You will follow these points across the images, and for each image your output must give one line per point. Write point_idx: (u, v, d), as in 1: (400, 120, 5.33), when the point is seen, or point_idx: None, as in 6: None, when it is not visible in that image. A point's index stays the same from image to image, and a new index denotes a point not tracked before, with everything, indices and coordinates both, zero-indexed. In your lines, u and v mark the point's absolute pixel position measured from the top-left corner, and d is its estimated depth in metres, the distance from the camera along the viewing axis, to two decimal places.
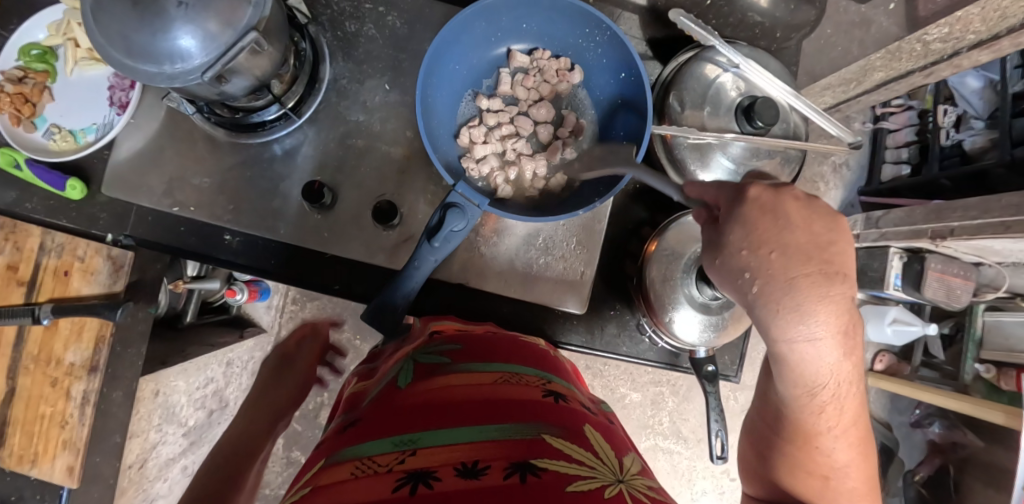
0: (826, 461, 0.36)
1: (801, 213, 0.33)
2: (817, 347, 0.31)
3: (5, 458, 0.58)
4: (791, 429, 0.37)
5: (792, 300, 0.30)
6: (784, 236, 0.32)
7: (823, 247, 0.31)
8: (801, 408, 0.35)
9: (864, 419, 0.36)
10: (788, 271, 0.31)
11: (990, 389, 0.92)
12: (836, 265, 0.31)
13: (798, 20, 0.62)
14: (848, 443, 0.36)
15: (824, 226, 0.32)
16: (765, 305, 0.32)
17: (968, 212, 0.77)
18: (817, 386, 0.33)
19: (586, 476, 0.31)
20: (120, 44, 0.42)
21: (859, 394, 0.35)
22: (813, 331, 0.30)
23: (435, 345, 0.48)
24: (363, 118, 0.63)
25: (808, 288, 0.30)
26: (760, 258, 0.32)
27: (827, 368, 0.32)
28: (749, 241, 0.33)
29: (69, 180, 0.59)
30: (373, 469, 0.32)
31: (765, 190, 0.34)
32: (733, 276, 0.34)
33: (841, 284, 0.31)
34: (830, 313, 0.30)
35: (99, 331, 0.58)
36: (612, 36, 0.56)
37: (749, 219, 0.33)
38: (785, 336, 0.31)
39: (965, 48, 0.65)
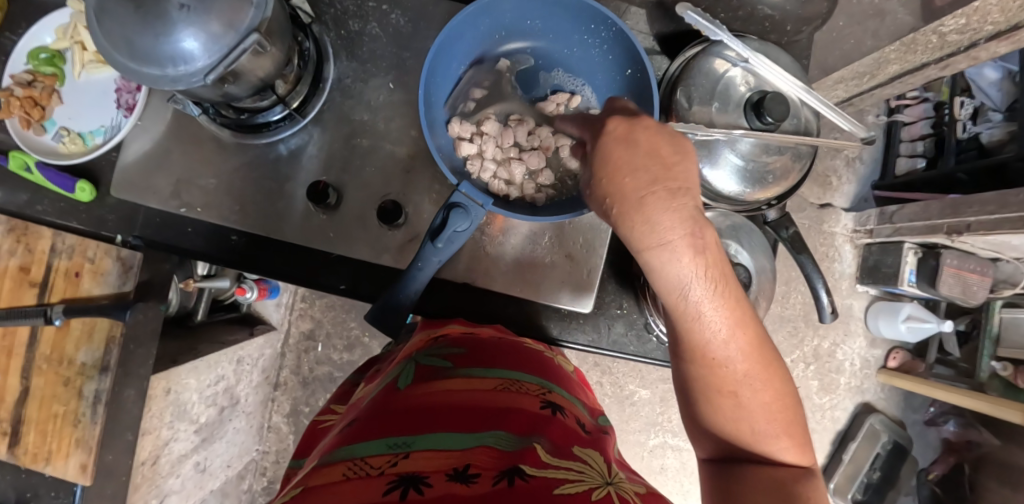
0: (730, 376, 0.34)
1: (651, 138, 0.35)
2: (671, 252, 0.32)
3: (19, 456, 0.58)
4: (684, 348, 0.35)
5: (641, 213, 0.33)
6: (631, 165, 0.34)
7: (667, 166, 0.34)
8: (680, 317, 0.34)
9: (757, 323, 0.35)
10: (636, 191, 0.34)
11: (1007, 388, 0.89)
12: (680, 182, 0.34)
13: (810, 13, 0.61)
14: (745, 351, 0.34)
15: (671, 151, 0.35)
16: (624, 224, 0.34)
17: (986, 206, 0.76)
18: (683, 288, 0.33)
19: (574, 480, 0.31)
20: (124, 47, 0.42)
21: (738, 297, 0.34)
22: (662, 236, 0.32)
23: (439, 347, 0.48)
24: (368, 118, 0.63)
25: (652, 201, 0.33)
26: (615, 181, 0.35)
27: (689, 273, 0.33)
28: (605, 169, 0.35)
29: (78, 182, 0.59)
30: (364, 470, 0.32)
31: (620, 121, 0.36)
32: (598, 204, 0.37)
33: (684, 197, 0.33)
34: (673, 219, 0.32)
35: (110, 332, 0.59)
36: (617, 32, 0.55)
37: (607, 149, 0.35)
38: (642, 245, 0.33)
39: (983, 39, 0.63)
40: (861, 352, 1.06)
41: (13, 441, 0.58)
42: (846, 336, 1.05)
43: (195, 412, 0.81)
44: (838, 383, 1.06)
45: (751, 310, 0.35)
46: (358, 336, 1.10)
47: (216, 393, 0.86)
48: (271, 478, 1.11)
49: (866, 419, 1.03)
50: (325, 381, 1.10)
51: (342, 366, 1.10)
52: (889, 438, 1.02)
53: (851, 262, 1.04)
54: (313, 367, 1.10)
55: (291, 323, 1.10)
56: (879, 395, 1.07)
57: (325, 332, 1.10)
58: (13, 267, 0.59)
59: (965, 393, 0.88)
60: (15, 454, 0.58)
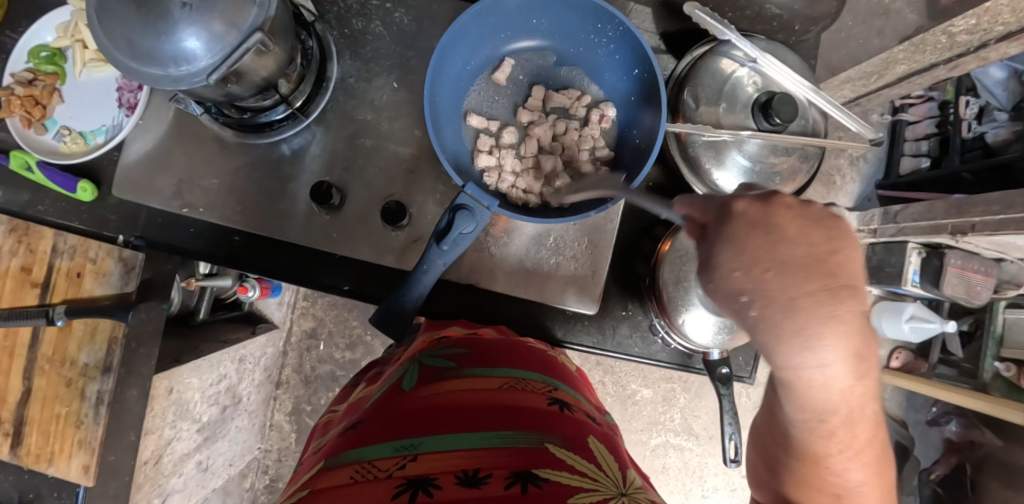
0: (840, 483, 0.32)
1: (797, 223, 0.30)
2: (826, 373, 0.28)
3: (21, 456, 0.58)
4: (799, 451, 0.33)
5: (791, 323, 0.27)
6: (777, 253, 0.29)
7: (823, 259, 0.28)
8: (806, 427, 0.31)
9: (882, 434, 0.33)
10: (786, 293, 0.27)
11: (1010, 387, 0.89)
12: (840, 280, 0.28)
13: (818, 13, 0.60)
14: (863, 462, 0.32)
15: (824, 238, 0.29)
16: (767, 330, 0.28)
17: (990, 207, 0.75)
18: (828, 411, 0.30)
19: (588, 488, 0.31)
20: (125, 47, 0.42)
21: (874, 412, 0.31)
22: (820, 357, 0.27)
23: (442, 347, 0.47)
24: (372, 117, 0.62)
25: (812, 310, 0.27)
26: (752, 279, 0.29)
27: (839, 392, 0.29)
28: (742, 259, 0.30)
29: (80, 181, 0.59)
30: (373, 473, 0.32)
31: (751, 202, 0.31)
32: (726, 299, 0.31)
33: (850, 300, 0.27)
34: (838, 337, 0.27)
35: (111, 332, 0.59)
36: (625, 31, 0.55)
37: (740, 240, 0.30)
38: (789, 363, 0.28)
39: (994, 39, 0.62)
40: None
41: (15, 442, 0.58)
42: None
43: (197, 412, 0.80)
44: None
45: (879, 416, 0.32)
46: (360, 334, 1.10)
47: (218, 392, 0.86)
48: (273, 477, 1.11)
49: None
50: (327, 380, 1.10)
51: (344, 364, 1.10)
52: (892, 438, 1.02)
53: None
54: (315, 365, 1.10)
55: (293, 322, 1.10)
56: (881, 395, 1.06)
57: (327, 330, 1.10)
58: (15, 266, 0.59)
59: (969, 394, 0.87)
60: (17, 455, 0.58)
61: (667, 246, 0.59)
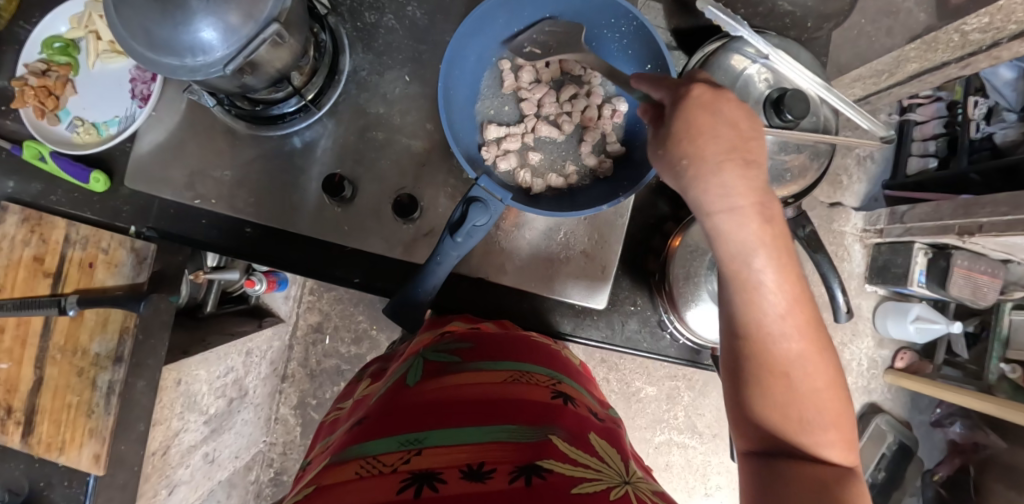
0: (784, 354, 0.33)
1: (734, 110, 0.36)
2: (741, 218, 0.34)
3: (33, 445, 0.58)
4: (738, 320, 0.35)
5: (716, 177, 0.35)
6: (714, 128, 0.35)
7: (745, 139, 0.36)
8: (738, 284, 0.34)
9: (814, 311, 0.34)
10: (713, 157, 0.35)
11: (1015, 389, 0.88)
12: (755, 154, 0.35)
13: (831, 9, 0.61)
14: (801, 333, 0.33)
15: (748, 124, 0.36)
16: (697, 184, 0.35)
17: (997, 208, 0.75)
18: (746, 253, 0.34)
19: (591, 479, 0.31)
20: (142, 37, 0.42)
21: (796, 274, 0.34)
22: (733, 201, 0.34)
23: (446, 342, 0.47)
24: (384, 110, 0.62)
25: (730, 167, 0.34)
26: (694, 144, 0.36)
27: (752, 237, 0.34)
28: (688, 133, 0.36)
29: (92, 172, 0.59)
30: (377, 468, 0.32)
31: (706, 90, 0.37)
32: (673, 170, 0.37)
33: (757, 170, 0.35)
34: (745, 185, 0.34)
35: (123, 323, 0.59)
36: (638, 26, 0.55)
37: (689, 116, 0.36)
38: (714, 208, 0.35)
39: (1006, 39, 0.61)
40: (869, 352, 1.05)
41: (27, 430, 0.58)
42: (854, 336, 1.04)
43: (205, 404, 0.81)
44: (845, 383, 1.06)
45: (808, 291, 0.35)
46: (365, 329, 1.10)
47: (226, 384, 0.86)
48: (278, 470, 1.12)
49: (872, 420, 1.03)
50: (332, 374, 1.11)
51: (349, 359, 1.10)
52: (895, 439, 1.02)
53: (861, 262, 1.03)
54: (320, 359, 1.11)
55: (299, 316, 1.10)
56: (886, 396, 1.06)
57: (333, 325, 1.10)
58: (28, 256, 0.59)
59: (973, 394, 0.87)
60: (29, 443, 0.58)
61: (676, 241, 0.59)
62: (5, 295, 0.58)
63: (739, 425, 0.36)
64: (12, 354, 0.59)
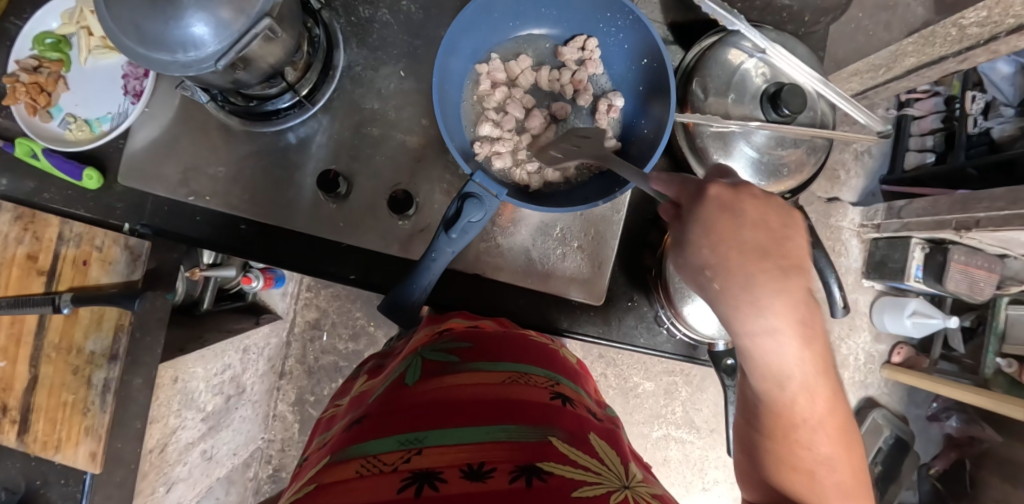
0: (811, 456, 0.35)
1: (759, 211, 0.34)
2: (777, 338, 0.32)
3: (29, 443, 0.58)
4: (768, 421, 0.36)
5: (738, 298, 0.32)
6: (737, 231, 0.33)
7: (778, 242, 0.33)
8: (774, 402, 0.35)
9: (844, 409, 0.36)
10: (744, 268, 0.32)
11: (1011, 383, 0.89)
12: (792, 259, 0.32)
13: (828, 4, 0.59)
14: (830, 436, 0.35)
15: (781, 222, 0.34)
16: (725, 300, 0.33)
17: (995, 203, 0.75)
18: (785, 377, 0.34)
19: (592, 482, 0.31)
20: (133, 33, 0.42)
21: (831, 384, 0.35)
22: (769, 323, 0.32)
23: (445, 341, 0.46)
24: (378, 106, 0.62)
25: (766, 281, 0.32)
26: (714, 254, 0.34)
27: (791, 361, 0.33)
28: (708, 238, 0.34)
29: (85, 169, 0.59)
30: (377, 467, 0.31)
31: (724, 189, 0.35)
32: (694, 276, 0.35)
33: (797, 276, 0.32)
34: (784, 305, 0.31)
35: (118, 320, 0.59)
36: (635, 20, 0.55)
37: (709, 218, 0.34)
38: (745, 329, 0.32)
39: (1004, 32, 0.61)
40: (866, 347, 1.05)
41: (22, 429, 0.58)
42: (851, 331, 1.05)
43: (202, 401, 0.81)
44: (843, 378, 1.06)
45: (840, 393, 0.36)
46: (363, 325, 1.10)
47: (223, 381, 0.86)
48: (276, 466, 1.12)
49: (869, 414, 1.04)
50: (330, 370, 1.11)
51: (347, 355, 1.10)
52: (892, 433, 1.03)
53: (858, 257, 1.03)
54: (318, 356, 1.11)
55: (296, 313, 1.10)
56: (882, 390, 1.07)
57: (330, 321, 1.10)
58: (21, 254, 0.59)
59: (969, 388, 0.87)
60: (25, 442, 0.58)
61: (675, 235, 0.59)
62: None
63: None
64: (8, 352, 0.59)
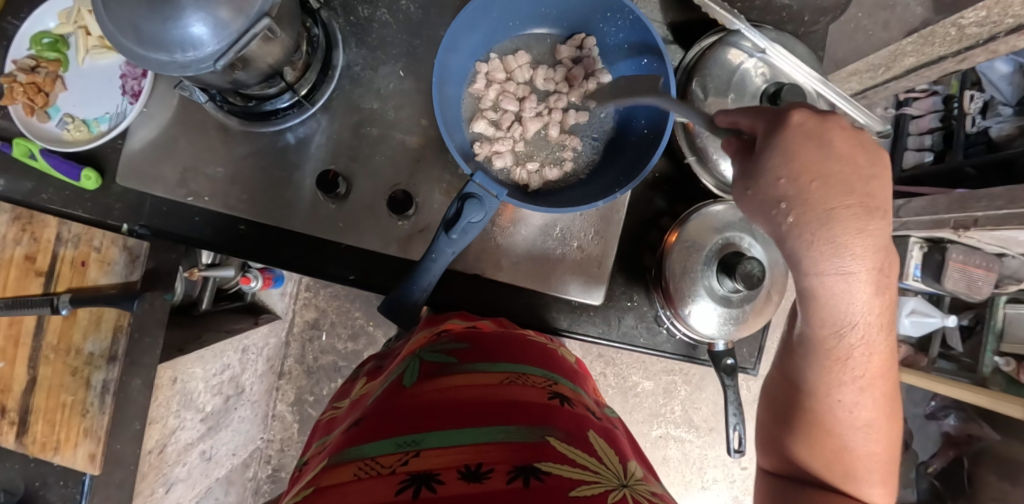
0: (848, 419, 0.38)
1: (848, 142, 0.37)
2: (850, 283, 0.35)
3: (28, 444, 0.58)
4: (814, 378, 0.39)
5: (816, 236, 0.35)
6: (825, 165, 0.36)
7: (863, 181, 0.36)
8: (826, 355, 0.38)
9: (892, 381, 0.39)
10: (828, 202, 0.35)
11: (1010, 382, 0.90)
12: (876, 202, 0.36)
13: (828, 4, 0.59)
14: (874, 402, 0.38)
15: (866, 158, 0.37)
16: (800, 236, 0.36)
17: (993, 201, 0.74)
18: (845, 326, 0.36)
19: (590, 481, 0.31)
20: (131, 33, 0.41)
21: (886, 348, 0.38)
22: (846, 264, 0.35)
23: (443, 342, 0.46)
24: (378, 106, 0.62)
25: (848, 217, 0.35)
26: (798, 179, 0.36)
27: (856, 305, 0.36)
28: (789, 169, 0.37)
29: (83, 170, 0.59)
30: (375, 469, 0.31)
31: (810, 117, 0.37)
32: (768, 207, 0.38)
33: (879, 218, 0.35)
34: (864, 247, 0.35)
35: (117, 321, 0.58)
36: (634, 20, 0.54)
37: (792, 145, 0.36)
38: (817, 268, 0.35)
39: (1003, 33, 0.63)
40: None
41: (21, 430, 0.58)
42: None
43: (201, 401, 0.81)
44: None
45: (895, 361, 0.39)
46: (362, 325, 1.10)
47: (222, 381, 0.86)
48: (275, 466, 1.12)
49: None
50: (329, 370, 1.11)
51: (346, 355, 1.10)
52: None
53: None
54: (317, 356, 1.11)
55: (295, 313, 1.10)
56: None
57: (329, 321, 1.10)
58: (19, 255, 0.58)
59: (967, 387, 0.88)
60: (24, 443, 0.58)
61: (673, 235, 0.60)
62: None
63: (777, 461, 0.43)
64: (6, 353, 0.58)
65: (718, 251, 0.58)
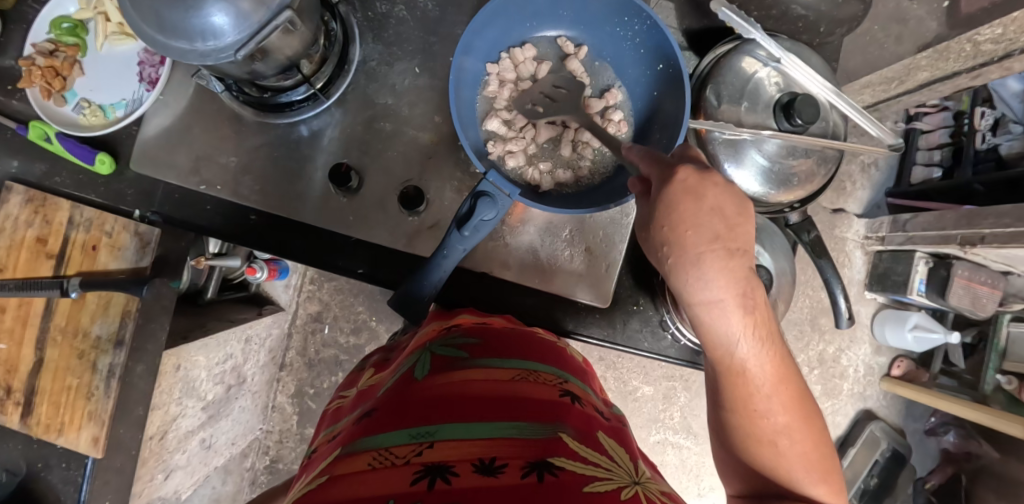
0: (768, 426, 0.36)
1: (720, 195, 0.35)
2: (721, 309, 0.34)
3: (32, 426, 0.58)
4: (728, 396, 0.37)
5: (683, 273, 0.35)
6: (698, 218, 0.34)
7: (731, 226, 0.34)
8: (727, 371, 0.36)
9: (797, 381, 0.36)
10: (696, 249, 0.34)
11: (1011, 401, 0.88)
12: (740, 242, 0.34)
13: (844, 14, 0.60)
14: (786, 407, 0.36)
15: (737, 211, 0.35)
16: (677, 275, 0.35)
17: (1001, 219, 0.74)
18: (731, 344, 0.35)
19: (602, 478, 0.31)
20: (153, 20, 0.42)
21: (780, 355, 0.36)
22: (713, 295, 0.34)
23: (453, 337, 0.46)
24: (392, 102, 0.62)
25: (711, 261, 0.33)
26: (676, 230, 0.35)
27: (733, 327, 0.34)
28: (670, 219, 0.35)
29: (98, 154, 0.59)
30: (390, 460, 0.31)
31: (692, 173, 0.35)
32: (653, 250, 0.37)
33: (740, 258, 0.34)
34: (727, 277, 0.33)
35: (124, 307, 0.59)
36: (651, 25, 0.54)
37: (672, 201, 0.35)
38: (692, 300, 0.35)
39: (1018, 50, 0.61)
40: (866, 359, 1.06)
41: (25, 411, 0.58)
42: (851, 343, 1.05)
43: (203, 389, 0.81)
44: (841, 389, 1.06)
45: (790, 360, 0.37)
46: (365, 320, 1.10)
47: (224, 371, 0.86)
48: (273, 457, 1.12)
49: (866, 426, 1.04)
50: (331, 364, 1.11)
51: (348, 349, 1.10)
52: (889, 446, 1.03)
53: (861, 269, 1.03)
54: (319, 349, 1.11)
55: (299, 305, 1.11)
56: (881, 403, 1.07)
57: (332, 315, 1.10)
58: (30, 237, 0.59)
59: (970, 404, 0.87)
60: (28, 424, 0.58)
61: None
62: (6, 275, 0.58)
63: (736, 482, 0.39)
64: (13, 334, 0.59)
65: None
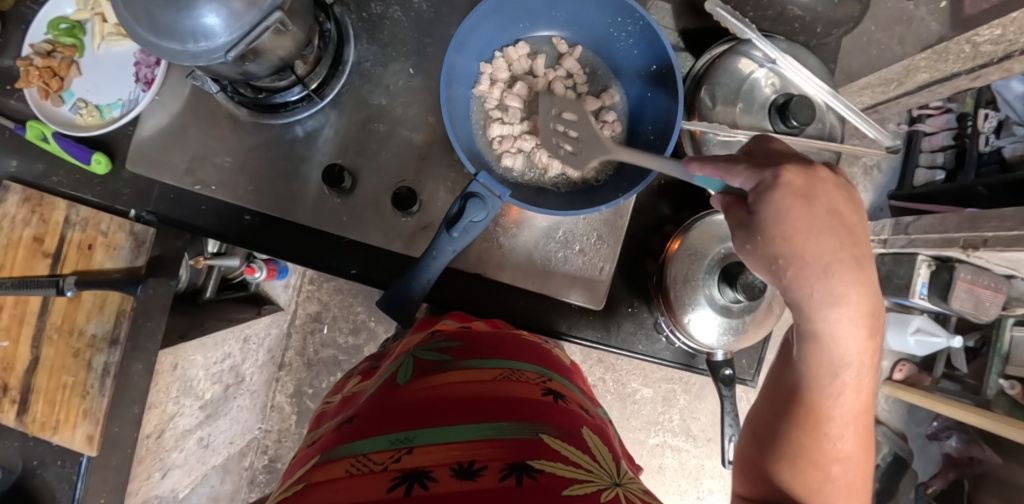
0: (831, 449, 0.39)
1: (835, 198, 0.36)
2: (844, 326, 0.36)
3: (28, 423, 0.58)
4: (801, 414, 0.39)
5: (814, 297, 0.36)
6: (817, 228, 0.35)
7: (851, 231, 0.36)
8: (816, 384, 0.38)
9: (868, 417, 0.40)
10: (821, 256, 0.35)
11: (1014, 405, 0.88)
12: (862, 249, 0.36)
13: (841, 15, 0.59)
14: (850, 438, 0.39)
15: (848, 212, 0.37)
16: (800, 284, 0.36)
17: (1004, 222, 0.73)
18: (837, 361, 0.37)
19: (581, 480, 0.31)
20: (145, 20, 0.42)
21: (868, 387, 0.39)
22: (840, 306, 0.35)
23: (437, 341, 0.45)
24: (386, 102, 0.62)
25: (842, 267, 0.35)
26: (809, 241, 0.35)
27: (848, 346, 0.36)
28: (786, 226, 0.36)
29: (94, 153, 0.59)
30: (368, 467, 0.31)
31: (798, 173, 0.36)
32: (765, 258, 0.38)
33: (864, 267, 0.36)
34: (856, 292, 0.35)
35: (121, 305, 0.59)
36: (644, 26, 0.54)
37: (785, 207, 0.36)
38: (817, 310, 0.36)
39: (1017, 52, 0.61)
40: None
41: (22, 409, 0.58)
42: None
43: (201, 388, 0.81)
44: None
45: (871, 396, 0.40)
46: (364, 320, 1.10)
47: (222, 370, 0.87)
48: (272, 457, 1.12)
49: None
50: (329, 363, 1.11)
51: (346, 349, 1.11)
52: (890, 450, 1.03)
53: None
54: (318, 349, 1.11)
55: (298, 305, 1.11)
56: (882, 406, 1.06)
57: (331, 315, 1.11)
58: (27, 236, 0.59)
59: (970, 409, 0.86)
60: (24, 422, 0.58)
61: (676, 243, 0.60)
62: (4, 274, 0.58)
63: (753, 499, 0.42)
64: (10, 332, 0.59)
65: (721, 260, 0.58)
